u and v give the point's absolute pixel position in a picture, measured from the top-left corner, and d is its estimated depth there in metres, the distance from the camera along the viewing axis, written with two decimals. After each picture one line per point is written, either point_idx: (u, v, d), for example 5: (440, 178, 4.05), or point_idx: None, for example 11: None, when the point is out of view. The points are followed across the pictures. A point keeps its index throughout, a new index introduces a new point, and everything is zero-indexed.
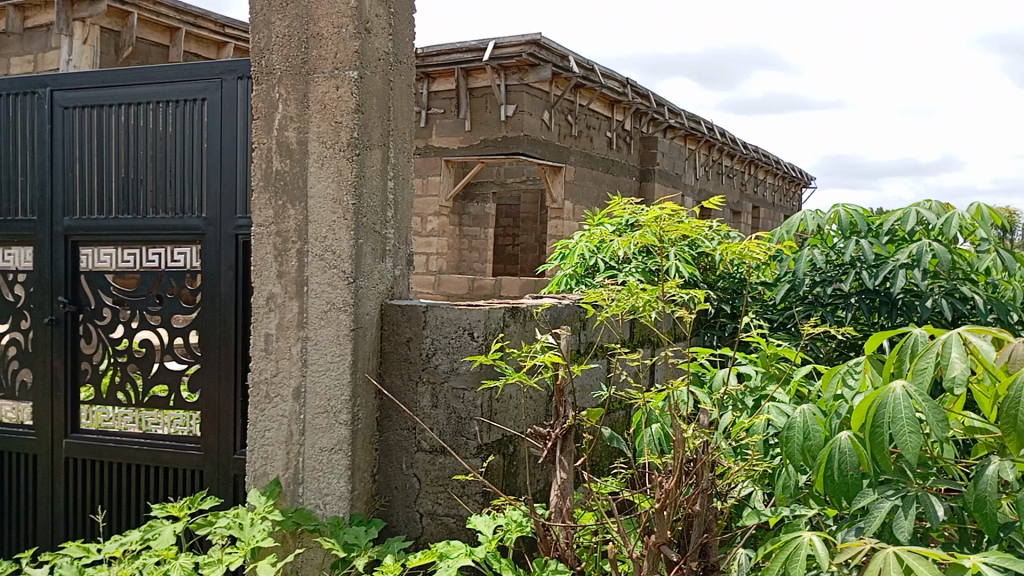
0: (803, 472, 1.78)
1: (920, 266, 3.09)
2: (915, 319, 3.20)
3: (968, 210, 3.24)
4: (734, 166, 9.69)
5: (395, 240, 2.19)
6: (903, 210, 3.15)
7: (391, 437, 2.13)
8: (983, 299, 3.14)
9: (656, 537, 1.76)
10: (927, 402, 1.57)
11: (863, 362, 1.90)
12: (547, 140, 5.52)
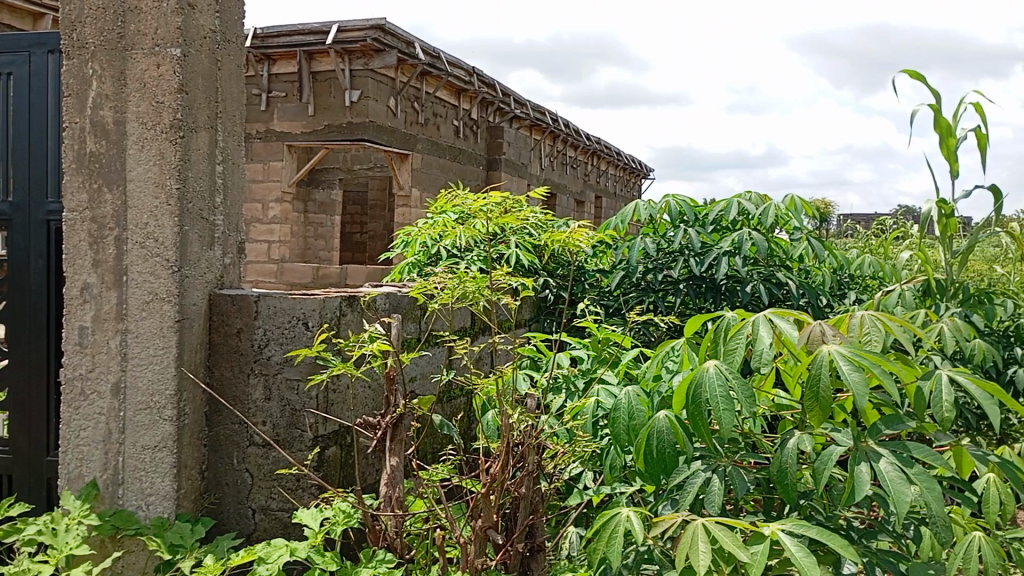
0: (626, 451, 1.85)
1: (741, 253, 3.29)
2: (737, 303, 3.40)
3: (783, 201, 3.49)
4: (578, 157, 9.95)
5: (224, 227, 2.09)
6: (728, 201, 3.38)
7: (221, 432, 2.03)
8: (795, 284, 3.38)
9: (482, 521, 1.81)
10: (738, 380, 1.67)
11: (683, 343, 1.99)
12: (392, 127, 5.44)
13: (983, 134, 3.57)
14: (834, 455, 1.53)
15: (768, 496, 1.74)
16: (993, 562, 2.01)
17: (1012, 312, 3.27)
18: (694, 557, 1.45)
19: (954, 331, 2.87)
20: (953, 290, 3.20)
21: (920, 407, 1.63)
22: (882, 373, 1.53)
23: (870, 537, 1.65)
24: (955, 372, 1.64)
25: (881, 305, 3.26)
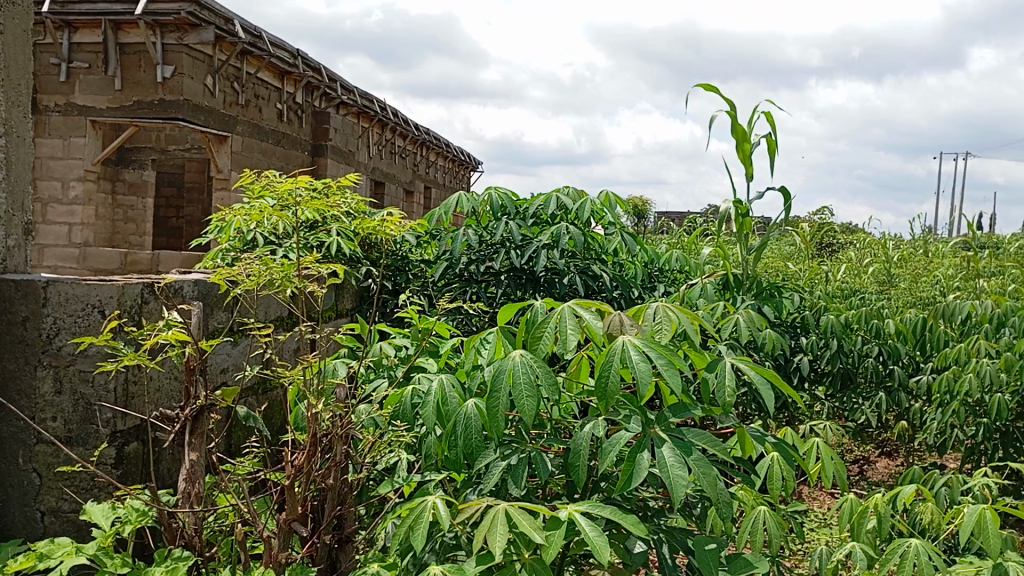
0: (434, 439, 1.86)
1: (559, 246, 3.39)
2: (554, 294, 3.48)
3: (599, 197, 3.64)
4: (407, 147, 9.87)
5: (7, 206, 1.91)
6: (546, 196, 3.48)
7: (4, 430, 1.85)
8: (609, 276, 3.51)
9: (286, 514, 1.77)
10: (541, 367, 1.71)
11: (495, 331, 2.02)
12: (209, 107, 5.16)
13: (774, 141, 3.91)
14: (623, 440, 1.61)
15: (569, 479, 1.81)
16: (777, 535, 2.18)
17: (799, 304, 3.57)
18: (493, 545, 1.48)
19: (748, 323, 3.10)
20: (748, 284, 3.46)
21: (705, 394, 1.75)
22: (667, 361, 1.62)
23: (661, 515, 1.75)
24: (737, 359, 1.77)
25: (686, 298, 3.46)
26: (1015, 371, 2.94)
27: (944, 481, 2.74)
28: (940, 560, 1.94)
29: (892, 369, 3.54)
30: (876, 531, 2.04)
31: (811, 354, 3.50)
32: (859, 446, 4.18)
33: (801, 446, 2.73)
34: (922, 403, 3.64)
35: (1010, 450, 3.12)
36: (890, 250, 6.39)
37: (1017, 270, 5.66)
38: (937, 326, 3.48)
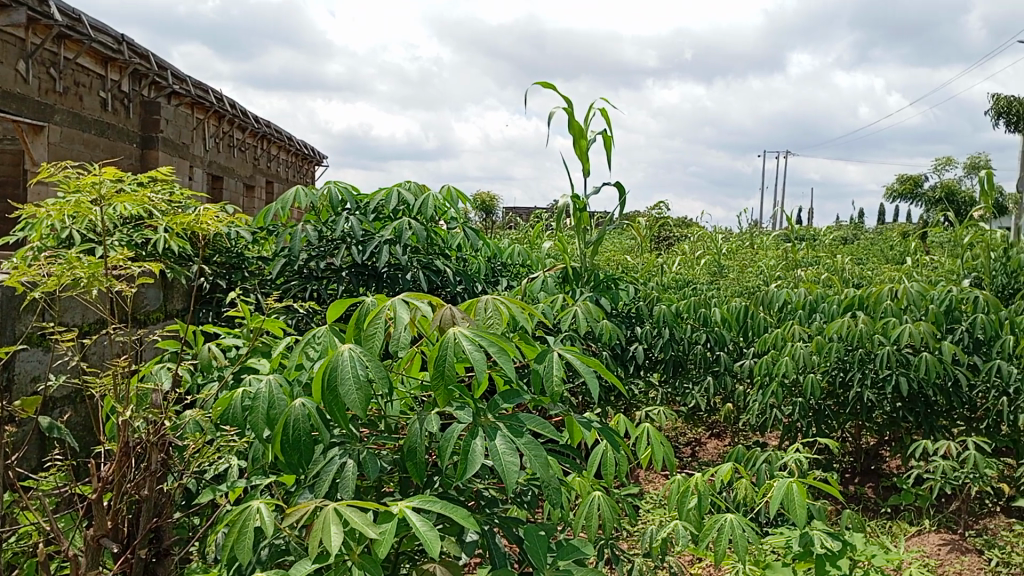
0: (261, 443, 1.78)
1: (401, 242, 3.34)
2: (397, 291, 3.43)
3: (441, 191, 3.64)
4: (246, 140, 9.48)
5: None
6: (387, 191, 3.44)
7: None
8: (452, 271, 3.50)
9: (94, 530, 1.65)
10: (372, 360, 1.59)
11: (323, 330, 1.95)
12: (21, 94, 4.72)
13: (609, 138, 4.05)
14: (456, 431, 1.58)
15: (403, 476, 1.77)
16: (611, 518, 2.25)
17: (633, 296, 3.72)
18: (322, 544, 1.44)
19: (586, 314, 3.21)
20: (586, 277, 3.61)
21: (534, 383, 1.76)
22: (499, 351, 1.61)
23: (495, 506, 1.75)
24: (564, 349, 1.80)
25: (527, 291, 3.55)
26: (825, 353, 3.19)
27: (763, 458, 2.92)
28: (752, 533, 2.06)
29: (719, 354, 3.69)
30: (696, 510, 2.14)
31: (645, 343, 3.63)
32: (691, 428, 4.39)
33: (633, 431, 2.82)
34: (745, 386, 3.78)
35: (822, 426, 3.36)
36: (719, 243, 6.77)
37: (830, 261, 6.14)
38: (757, 313, 3.73)
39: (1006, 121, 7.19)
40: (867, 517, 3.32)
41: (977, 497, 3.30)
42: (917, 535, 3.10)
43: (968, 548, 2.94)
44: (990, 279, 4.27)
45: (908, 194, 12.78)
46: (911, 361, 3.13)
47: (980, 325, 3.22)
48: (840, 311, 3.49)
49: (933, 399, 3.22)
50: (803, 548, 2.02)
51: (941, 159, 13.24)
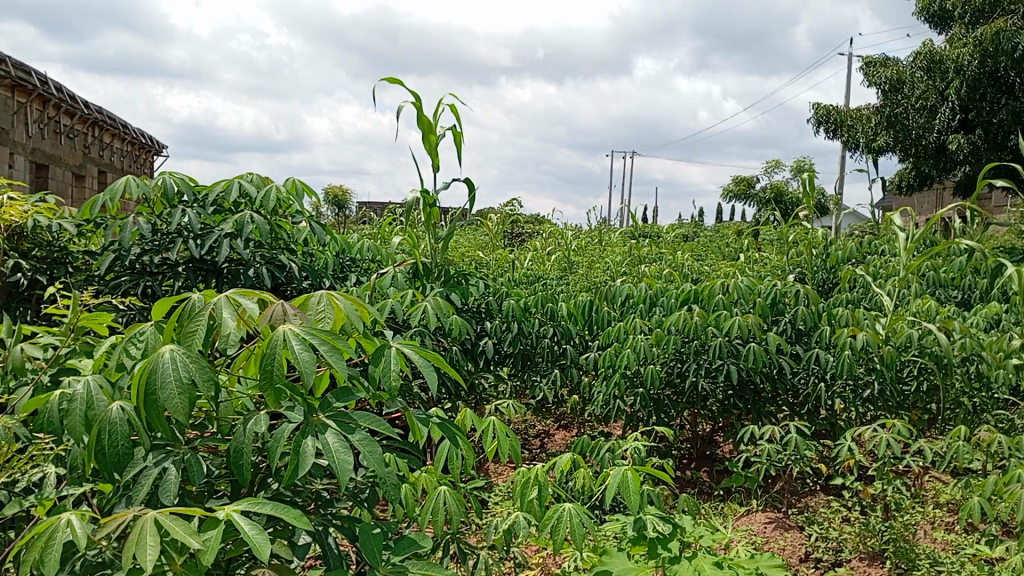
0: (75, 450, 1.65)
1: (242, 236, 3.19)
2: (238, 287, 3.29)
3: (285, 184, 3.52)
4: (75, 126, 8.81)
5: None
6: (227, 182, 3.28)
7: None
8: (297, 266, 3.39)
9: None
10: (201, 362, 1.30)
11: (148, 328, 1.84)
12: None
13: (457, 133, 4.04)
14: (285, 431, 1.51)
15: (234, 479, 1.69)
16: (456, 512, 2.25)
17: (483, 291, 3.74)
18: (138, 557, 1.34)
19: (436, 309, 3.24)
20: (436, 273, 3.66)
21: (370, 379, 1.72)
22: (331, 348, 1.55)
23: (330, 505, 1.71)
24: (401, 344, 1.77)
25: (377, 286, 3.56)
26: (664, 345, 3.32)
27: (606, 447, 3.01)
28: (588, 520, 2.11)
29: (565, 348, 3.73)
30: (536, 500, 2.17)
31: (495, 337, 3.67)
32: (541, 420, 4.47)
33: (479, 426, 2.83)
34: (591, 377, 3.85)
35: (662, 415, 3.50)
36: (569, 240, 6.92)
37: (671, 257, 6.40)
38: (601, 307, 3.82)
39: (827, 128, 7.72)
40: (702, 500, 3.49)
41: (799, 477, 3.54)
42: (746, 515, 3.29)
43: (791, 524, 3.16)
44: (812, 275, 4.58)
45: (742, 194, 13.53)
46: (742, 351, 3.30)
47: (801, 317, 3.44)
48: (678, 305, 3.65)
49: (760, 387, 3.42)
50: (636, 533, 2.09)
51: (771, 162, 14.09)
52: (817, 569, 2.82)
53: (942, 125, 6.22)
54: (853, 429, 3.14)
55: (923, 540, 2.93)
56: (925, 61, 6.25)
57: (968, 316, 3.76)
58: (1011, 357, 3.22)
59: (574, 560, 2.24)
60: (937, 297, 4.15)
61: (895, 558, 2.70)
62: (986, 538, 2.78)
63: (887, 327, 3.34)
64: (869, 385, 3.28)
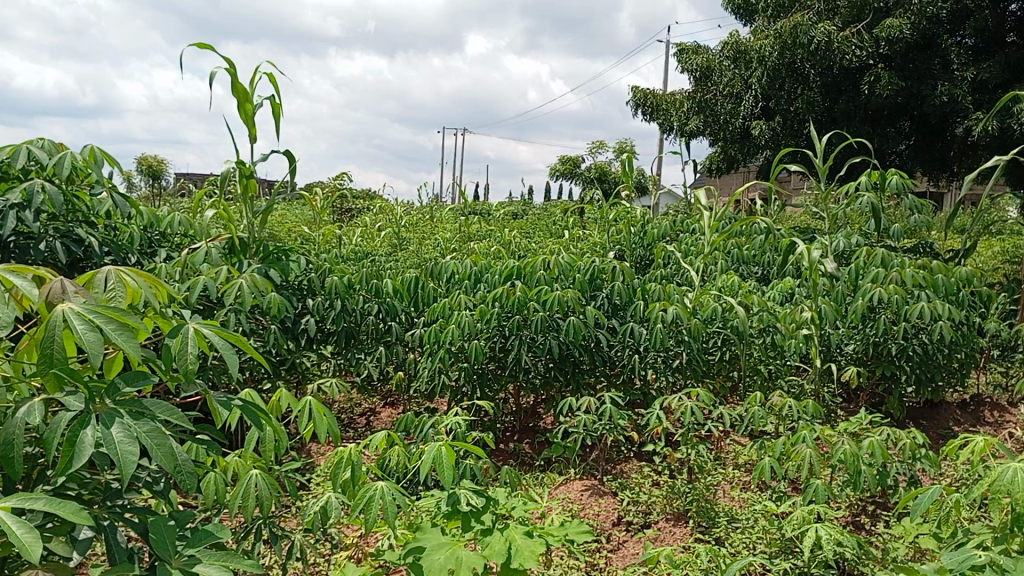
0: None
1: (32, 207, 2.89)
2: (26, 263, 2.98)
3: (81, 151, 3.22)
4: None
5: None
6: (13, 147, 2.95)
7: None
8: (96, 241, 3.12)
9: None
10: None
11: None
12: None
13: (276, 102, 3.87)
14: (63, 422, 1.33)
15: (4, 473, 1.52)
16: (267, 496, 2.15)
17: (304, 267, 3.63)
18: None
19: (252, 287, 3.09)
20: (252, 248, 3.49)
21: (164, 362, 1.56)
22: (118, 326, 1.37)
23: (118, 497, 1.57)
24: (200, 325, 1.62)
25: (188, 262, 3.35)
26: (487, 321, 3.35)
27: (429, 423, 2.99)
28: (401, 498, 2.09)
29: (390, 324, 3.67)
30: (348, 481, 2.12)
31: (317, 315, 3.55)
32: (366, 398, 4.39)
33: (295, 407, 2.72)
34: (415, 353, 3.81)
35: (485, 389, 3.51)
36: (398, 215, 6.83)
37: (499, 234, 6.45)
38: (426, 284, 3.79)
39: (644, 111, 8.06)
40: (524, 472, 3.56)
41: (615, 445, 3.69)
42: (564, 484, 3.40)
43: (605, 491, 3.30)
44: (630, 252, 4.76)
45: (568, 173, 13.83)
46: (561, 325, 3.38)
47: (617, 292, 3.57)
48: (501, 281, 3.68)
49: (579, 360, 3.51)
50: (450, 508, 2.10)
51: (595, 143, 14.50)
52: (629, 532, 2.97)
53: (746, 111, 6.61)
54: (662, 399, 3.30)
55: (723, 500, 3.15)
56: (732, 51, 6.60)
57: (765, 291, 4.05)
58: (801, 327, 3.51)
59: (387, 539, 2.21)
60: (740, 273, 4.45)
61: (697, 517, 2.89)
62: (775, 494, 3.02)
63: (694, 301, 3.54)
64: (678, 356, 3.46)
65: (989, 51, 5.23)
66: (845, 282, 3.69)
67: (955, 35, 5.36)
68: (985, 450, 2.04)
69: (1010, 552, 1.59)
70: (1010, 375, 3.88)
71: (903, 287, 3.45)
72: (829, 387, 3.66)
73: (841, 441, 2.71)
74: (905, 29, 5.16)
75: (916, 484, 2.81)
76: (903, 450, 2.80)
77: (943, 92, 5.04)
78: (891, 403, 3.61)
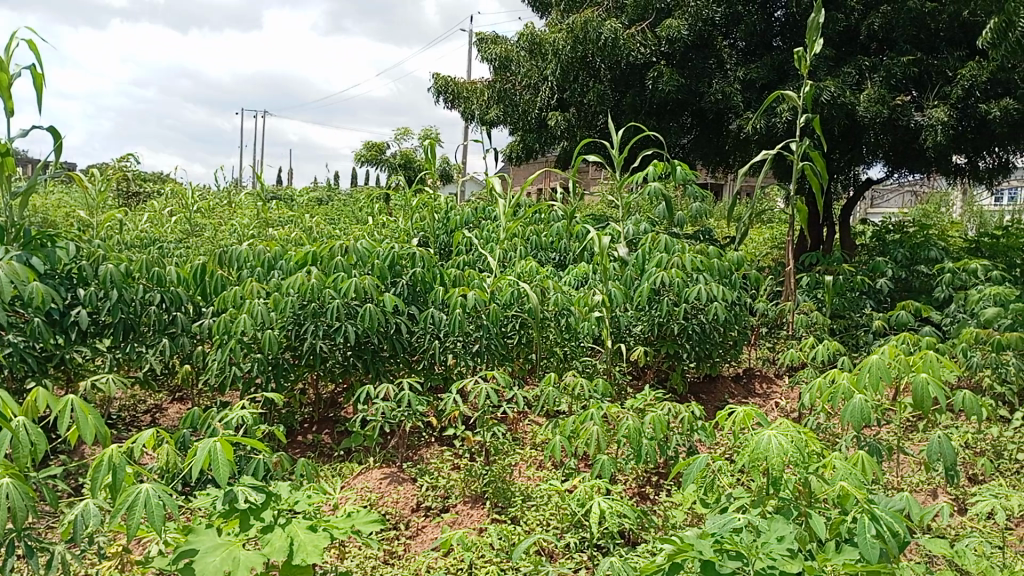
0: None
1: None
2: None
3: None
4: None
5: None
6: None
7: None
8: None
9: None
10: None
11: None
12: None
13: (37, 72, 3.48)
14: None
15: None
16: (20, 508, 1.90)
17: (75, 254, 3.20)
18: None
19: (10, 276, 2.74)
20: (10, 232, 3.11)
21: None
22: None
23: None
24: None
25: None
26: (281, 309, 3.19)
27: (215, 418, 2.80)
28: (169, 499, 1.94)
29: (175, 315, 3.38)
30: (110, 485, 1.93)
31: (89, 307, 3.17)
32: (151, 394, 4.07)
33: (55, 407, 2.42)
34: (205, 345, 3.54)
35: (281, 380, 3.33)
36: (191, 197, 6.43)
37: (301, 220, 6.19)
38: (215, 271, 3.55)
39: (445, 98, 8.06)
40: (322, 463, 3.44)
41: (415, 432, 3.65)
42: (362, 474, 3.31)
43: (404, 478, 3.25)
44: (434, 238, 4.74)
45: (373, 159, 13.59)
46: (359, 312, 3.27)
47: (416, 279, 3.50)
48: (296, 267, 3.52)
49: (378, 348, 3.42)
50: (226, 507, 1.96)
51: (401, 130, 14.32)
52: (427, 518, 2.95)
53: (543, 102, 6.76)
54: (458, 382, 3.28)
55: (519, 479, 3.19)
56: (528, 43, 6.72)
57: (562, 275, 4.14)
58: (593, 310, 3.64)
59: (157, 545, 2.05)
60: (538, 259, 4.53)
61: (493, 498, 2.92)
62: (567, 471, 3.11)
63: (493, 285, 3.56)
64: (477, 341, 3.44)
65: (756, 53, 5.67)
66: (634, 266, 3.85)
67: (728, 37, 5.75)
68: (746, 419, 2.20)
69: (765, 513, 1.70)
70: (776, 350, 4.23)
71: (684, 271, 3.67)
72: (620, 366, 3.81)
73: (626, 417, 2.82)
74: (683, 29, 5.42)
75: (694, 454, 2.99)
76: (682, 422, 2.97)
77: (717, 89, 5.38)
78: (674, 379, 3.82)
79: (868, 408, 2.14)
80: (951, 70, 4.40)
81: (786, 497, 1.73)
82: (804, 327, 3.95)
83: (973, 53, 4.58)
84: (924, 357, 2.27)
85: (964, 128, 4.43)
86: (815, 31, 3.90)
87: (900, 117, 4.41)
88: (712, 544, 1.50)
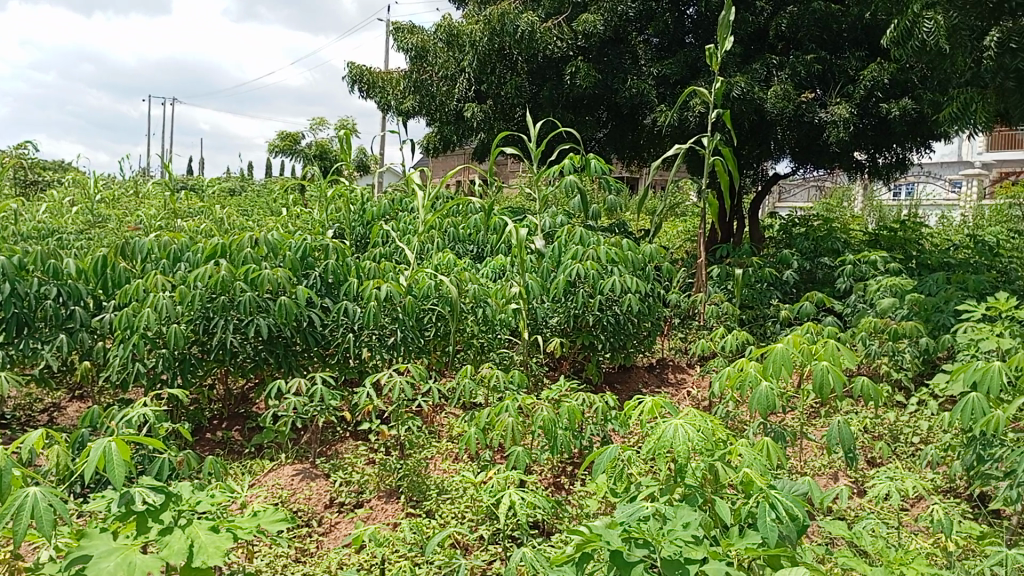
0: None
1: None
2: None
3: None
4: None
5: None
6: None
7: None
8: None
9: None
10: None
11: None
12: None
13: None
14: None
15: None
16: None
17: None
18: None
19: None
20: None
21: None
22: None
23: None
24: None
25: None
26: (188, 303, 3.07)
27: (114, 416, 2.68)
28: (61, 504, 1.84)
29: (73, 309, 3.19)
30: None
31: None
32: (47, 393, 3.87)
33: None
34: (106, 341, 3.37)
35: (188, 376, 3.20)
36: (92, 185, 6.15)
37: (211, 211, 5.99)
38: (117, 263, 3.38)
39: (360, 87, 7.92)
40: (232, 460, 3.34)
41: (328, 426, 3.58)
42: (274, 470, 3.23)
43: (317, 474, 3.18)
44: (350, 230, 4.65)
45: (287, 149, 13.28)
46: (270, 305, 3.18)
47: (330, 271, 3.43)
48: (203, 259, 3.39)
49: (290, 342, 3.33)
50: (122, 510, 1.86)
51: (316, 120, 14.04)
52: (340, 514, 2.89)
53: (461, 93, 6.71)
54: (372, 376, 3.22)
55: (435, 472, 3.16)
56: (445, 34, 6.67)
57: (479, 267, 4.12)
58: (510, 302, 3.63)
59: (47, 551, 1.94)
60: (456, 251, 4.49)
61: (408, 492, 2.88)
62: (483, 463, 3.10)
63: (409, 278, 3.51)
64: (392, 333, 3.39)
65: (670, 50, 5.76)
66: (550, 259, 3.86)
67: (642, 33, 5.82)
68: (654, 409, 2.23)
69: (672, 501, 1.72)
70: (688, 340, 4.31)
71: (599, 263, 3.69)
72: (536, 358, 3.82)
73: (541, 408, 2.82)
74: (598, 24, 5.51)
75: (608, 444, 3.02)
76: (596, 413, 2.99)
77: (632, 85, 5.44)
78: (590, 369, 3.85)
79: (773, 396, 2.19)
80: (853, 70, 4.56)
81: (693, 485, 1.75)
82: (715, 318, 4.04)
83: (873, 54, 4.76)
84: (826, 346, 2.34)
85: (864, 126, 4.63)
86: (726, 29, 3.97)
87: (805, 114, 4.55)
88: (620, 533, 1.50)
